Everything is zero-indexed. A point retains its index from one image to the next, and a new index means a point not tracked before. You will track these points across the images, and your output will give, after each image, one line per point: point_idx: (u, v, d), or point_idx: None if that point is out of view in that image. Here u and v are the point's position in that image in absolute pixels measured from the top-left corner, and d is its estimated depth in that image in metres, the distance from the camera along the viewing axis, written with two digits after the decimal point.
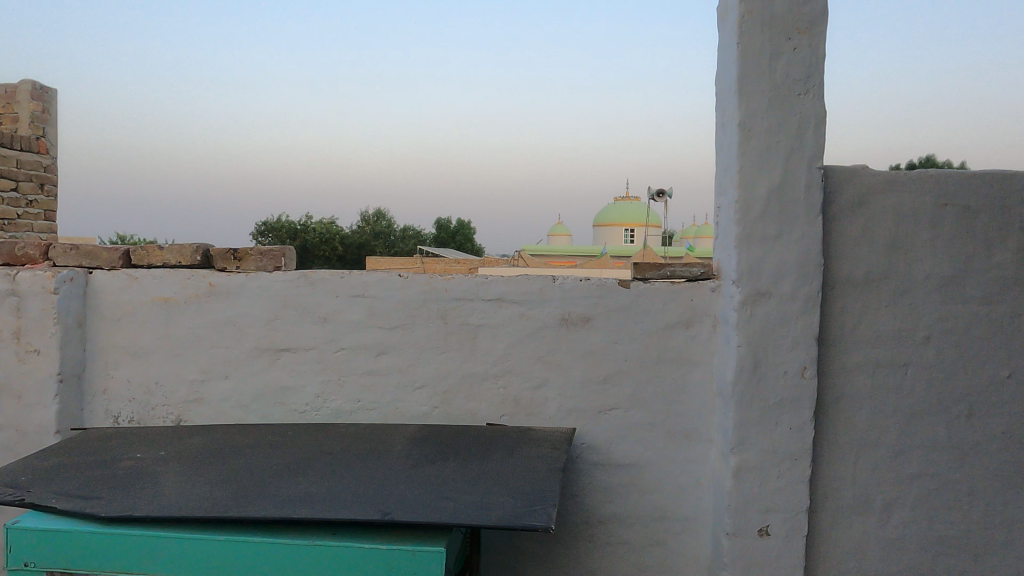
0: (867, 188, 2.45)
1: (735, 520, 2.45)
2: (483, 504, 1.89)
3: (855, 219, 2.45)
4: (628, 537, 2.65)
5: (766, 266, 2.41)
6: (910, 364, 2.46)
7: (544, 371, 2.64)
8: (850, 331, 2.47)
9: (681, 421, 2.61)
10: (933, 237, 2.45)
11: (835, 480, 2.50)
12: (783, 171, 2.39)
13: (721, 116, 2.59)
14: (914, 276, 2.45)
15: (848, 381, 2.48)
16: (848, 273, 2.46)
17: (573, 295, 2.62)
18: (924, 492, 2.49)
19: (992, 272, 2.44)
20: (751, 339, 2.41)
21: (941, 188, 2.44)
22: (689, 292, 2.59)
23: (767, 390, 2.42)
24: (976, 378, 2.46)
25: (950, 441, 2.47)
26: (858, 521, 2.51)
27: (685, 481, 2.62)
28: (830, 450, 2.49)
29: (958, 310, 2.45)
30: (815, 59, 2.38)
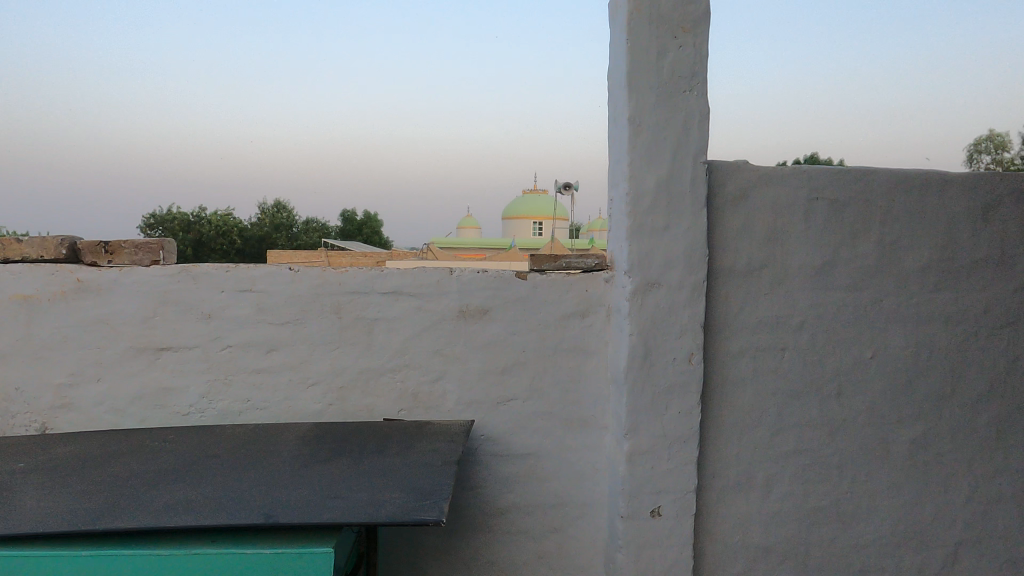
0: (747, 182, 2.58)
1: (629, 504, 2.52)
2: (373, 502, 1.85)
3: (737, 212, 2.58)
4: (527, 526, 2.68)
5: (655, 257, 2.48)
6: (787, 348, 2.63)
7: (442, 364, 2.62)
8: (734, 318, 2.59)
9: (578, 409, 2.67)
10: (806, 229, 2.61)
11: (721, 460, 2.63)
12: (670, 165, 2.48)
13: (612, 111, 2.64)
14: (790, 266, 2.61)
15: (732, 366, 2.61)
16: (731, 263, 2.58)
17: (471, 288, 2.61)
18: (799, 467, 2.66)
19: (858, 261, 2.64)
20: (642, 328, 2.48)
21: (813, 182, 2.60)
22: (584, 283, 2.65)
23: (657, 376, 2.51)
24: (844, 360, 2.65)
25: (822, 419, 2.66)
26: (741, 497, 2.65)
27: (581, 468, 2.68)
28: (716, 431, 2.62)
29: (828, 296, 2.63)
30: (699, 58, 2.47)
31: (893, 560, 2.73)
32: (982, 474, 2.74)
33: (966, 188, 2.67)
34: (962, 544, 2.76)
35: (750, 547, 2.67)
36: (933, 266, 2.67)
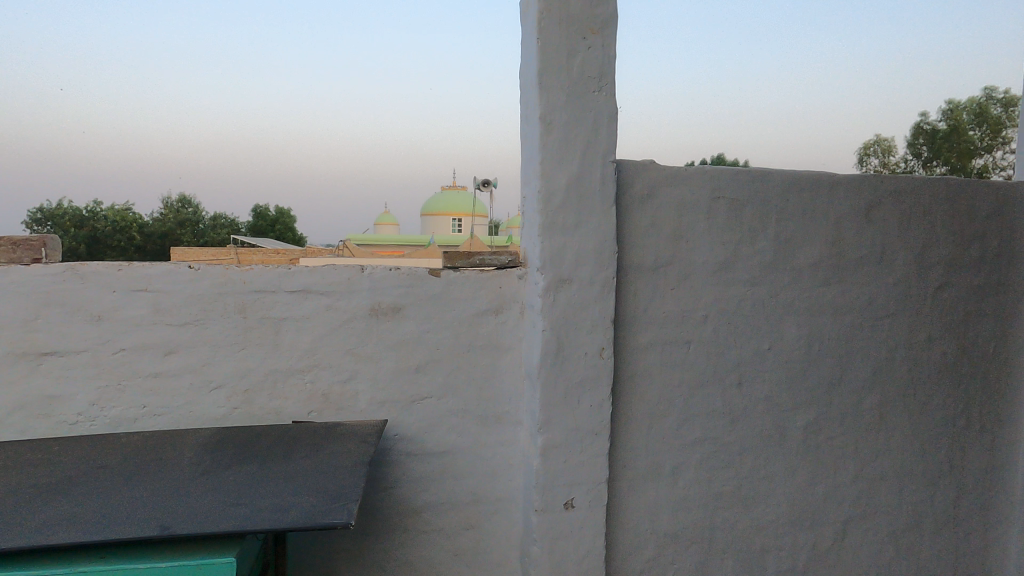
0: (653, 181, 2.66)
1: (543, 497, 2.55)
2: (278, 507, 1.79)
3: (644, 210, 2.66)
4: (442, 524, 2.67)
5: (567, 253, 2.53)
6: (692, 341, 2.74)
7: (353, 363, 2.57)
8: (642, 312, 2.68)
9: (492, 405, 2.68)
10: (709, 227, 2.73)
11: (631, 451, 2.71)
12: (580, 163, 2.52)
13: (524, 110, 2.67)
14: (694, 262, 2.72)
15: (640, 359, 2.69)
16: (639, 260, 2.66)
17: (383, 285, 2.57)
18: (704, 454, 2.78)
19: (756, 257, 2.78)
20: (554, 324, 2.52)
21: (714, 181, 2.72)
22: (497, 280, 2.66)
23: (569, 371, 2.55)
24: (744, 351, 2.79)
25: (724, 408, 2.79)
26: (650, 486, 2.75)
27: (496, 464, 2.69)
28: (625, 423, 2.70)
29: (729, 291, 2.76)
30: (607, 59, 2.53)
31: (790, 538, 2.90)
32: (867, 454, 2.95)
33: (851, 189, 2.86)
34: (851, 521, 2.96)
35: (659, 533, 2.77)
36: (824, 261, 2.85)
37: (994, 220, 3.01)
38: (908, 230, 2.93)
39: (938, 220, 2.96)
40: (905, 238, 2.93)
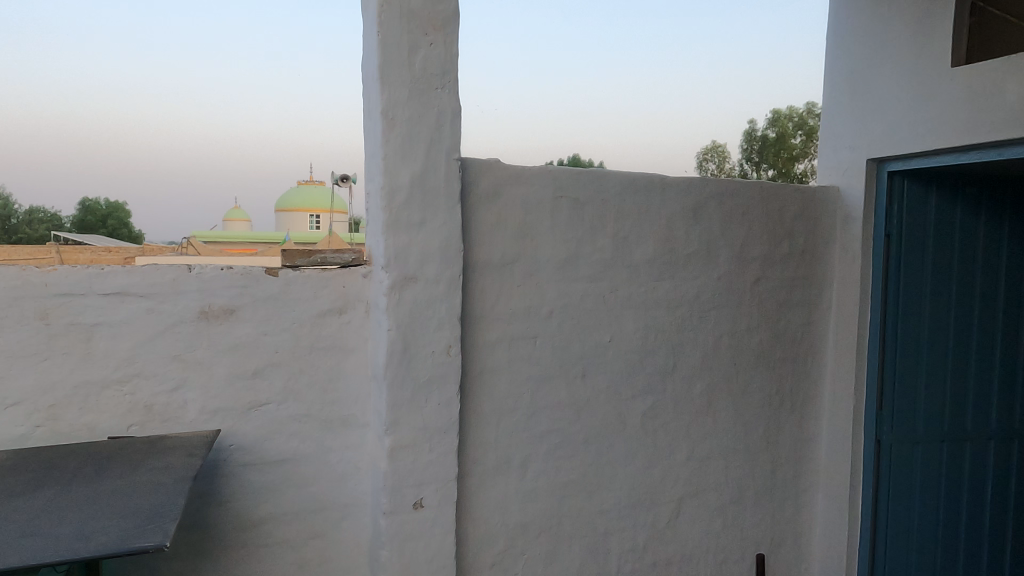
0: (498, 180, 2.70)
1: (391, 499, 2.50)
2: (82, 534, 1.62)
3: (490, 208, 2.69)
4: (285, 535, 2.55)
5: (412, 251, 2.49)
6: (538, 336, 2.81)
7: (180, 370, 2.38)
8: (488, 309, 2.71)
9: (337, 408, 2.59)
10: (552, 225, 2.81)
11: (480, 446, 2.74)
12: (424, 160, 2.50)
13: (366, 105, 2.60)
14: (538, 259, 2.79)
15: (488, 355, 2.73)
16: (485, 257, 2.69)
17: (214, 286, 2.40)
18: (551, 445, 2.87)
19: (597, 254, 2.91)
20: (400, 322, 2.48)
21: (557, 181, 2.81)
22: (340, 279, 2.57)
23: (416, 370, 2.52)
24: (587, 344, 2.91)
25: (569, 399, 2.89)
26: (500, 480, 2.79)
27: (343, 468, 2.61)
28: (474, 419, 2.72)
29: (572, 287, 2.87)
30: (450, 57, 2.52)
31: (630, 519, 3.07)
32: (698, 436, 3.19)
33: (680, 191, 3.07)
34: (684, 499, 3.19)
35: (509, 525, 2.83)
36: (657, 258, 3.04)
37: (801, 221, 3.36)
38: (730, 229, 3.20)
39: (755, 220, 3.25)
40: (727, 237, 3.19)
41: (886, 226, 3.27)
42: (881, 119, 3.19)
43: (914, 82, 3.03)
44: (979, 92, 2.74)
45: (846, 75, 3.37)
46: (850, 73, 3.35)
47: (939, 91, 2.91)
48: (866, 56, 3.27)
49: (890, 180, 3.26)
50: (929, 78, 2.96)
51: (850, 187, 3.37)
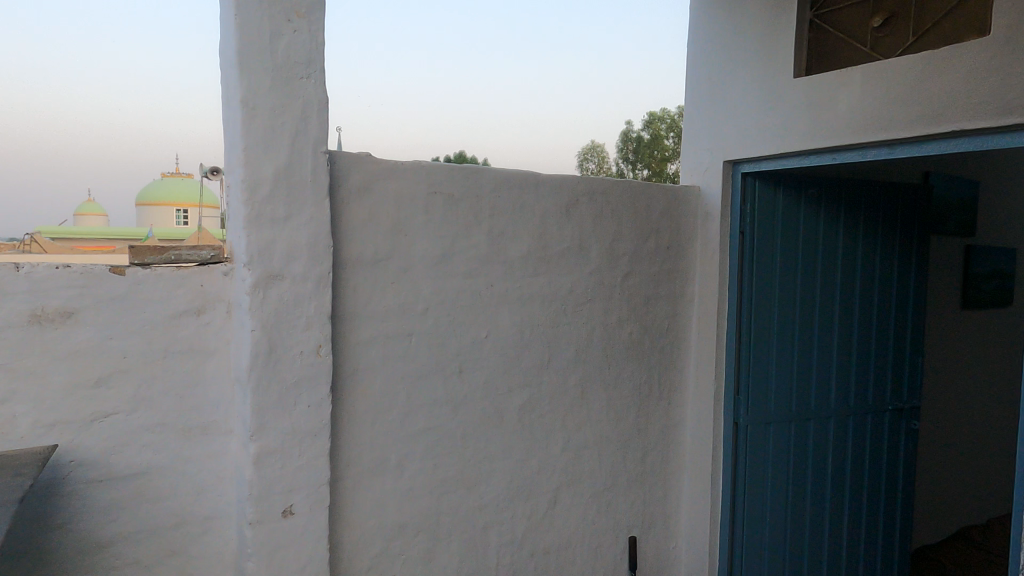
0: (369, 174, 2.63)
1: (257, 509, 2.38)
2: None
3: (361, 203, 2.62)
4: (138, 555, 2.36)
5: (277, 247, 2.38)
6: (413, 333, 2.78)
7: (8, 381, 2.13)
8: (361, 307, 2.65)
9: (197, 415, 2.43)
10: (426, 221, 2.79)
11: (355, 447, 2.67)
12: (289, 152, 2.39)
13: (224, 92, 2.44)
14: (412, 255, 2.76)
15: (361, 354, 2.66)
16: (357, 253, 2.62)
17: (47, 287, 2.17)
18: (428, 443, 2.85)
19: (472, 250, 2.91)
20: (265, 322, 2.36)
21: (430, 177, 2.78)
22: (198, 277, 2.41)
23: (283, 371, 2.41)
24: (464, 340, 2.91)
25: (446, 395, 2.88)
26: (376, 480, 2.73)
27: (204, 479, 2.45)
28: (348, 420, 2.64)
29: (447, 283, 2.86)
30: (315, 45, 2.42)
31: (508, 512, 3.11)
32: (573, 426, 3.29)
33: (553, 188, 3.14)
34: (561, 488, 3.27)
35: (386, 526, 2.77)
36: (531, 253, 3.09)
37: (666, 218, 3.54)
38: (601, 226, 3.31)
39: (624, 217, 3.39)
40: (598, 233, 3.30)
41: (740, 223, 3.51)
42: (736, 123, 3.42)
43: (764, 90, 3.27)
44: (817, 101, 3.00)
45: (706, 81, 3.59)
46: (709, 79, 3.57)
47: (784, 99, 3.15)
48: (723, 63, 3.49)
49: (743, 180, 3.50)
50: (776, 87, 3.20)
51: (709, 187, 3.59)
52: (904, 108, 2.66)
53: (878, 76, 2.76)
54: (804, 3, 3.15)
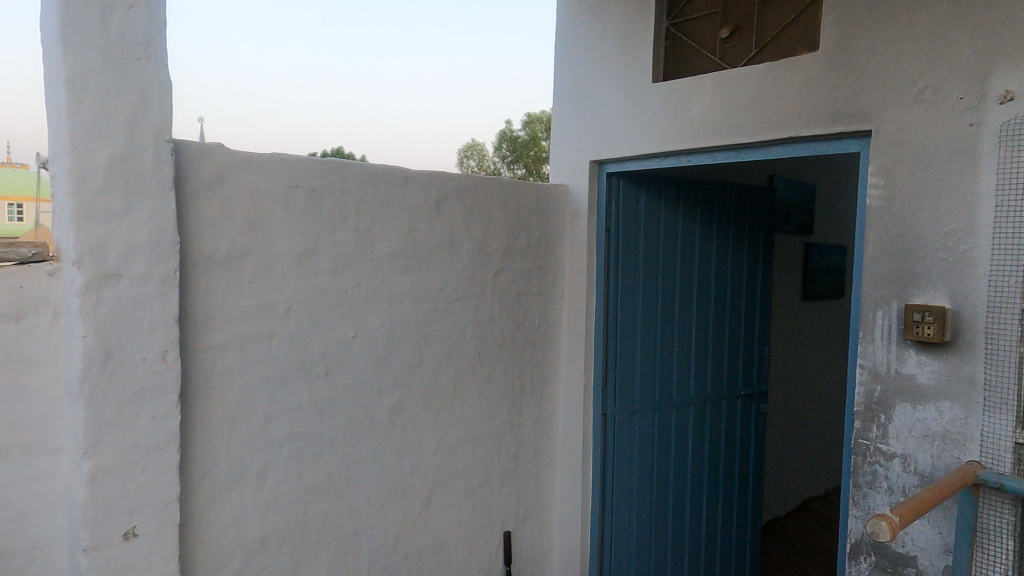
0: (221, 166, 2.46)
1: (93, 533, 2.15)
2: None
3: (212, 197, 2.44)
4: None
5: (113, 243, 2.15)
6: (274, 335, 2.63)
7: None
8: (214, 308, 2.47)
9: (18, 433, 2.16)
10: (286, 217, 2.65)
11: (210, 459, 2.48)
12: (125, 140, 2.17)
13: (46, 71, 2.18)
14: (272, 252, 2.61)
15: (215, 359, 2.48)
16: (208, 251, 2.44)
17: None
18: (292, 450, 2.71)
19: (337, 247, 2.81)
20: (99, 326, 2.13)
21: (290, 170, 2.65)
22: (17, 278, 2.14)
23: (122, 380, 2.19)
24: (330, 341, 2.80)
25: (312, 399, 2.76)
26: (234, 493, 2.56)
27: (28, 504, 2.18)
28: (201, 430, 2.45)
29: (311, 282, 2.73)
30: (155, 26, 2.22)
31: (380, 516, 3.03)
32: (446, 425, 3.26)
33: (422, 184, 3.10)
34: (435, 488, 3.24)
35: (247, 541, 2.61)
36: (400, 251, 3.03)
37: (536, 216, 3.59)
38: (471, 223, 3.31)
39: (494, 215, 3.41)
40: (468, 230, 3.30)
41: (605, 221, 3.64)
42: (600, 124, 3.54)
43: (626, 93, 3.40)
44: (673, 105, 3.16)
45: (572, 82, 3.69)
46: (575, 80, 3.66)
47: (644, 102, 3.30)
48: (588, 65, 3.60)
49: (608, 180, 3.63)
50: (637, 91, 3.34)
51: (577, 186, 3.69)
52: (748, 115, 2.85)
53: (726, 84, 2.95)
54: (660, 12, 3.31)
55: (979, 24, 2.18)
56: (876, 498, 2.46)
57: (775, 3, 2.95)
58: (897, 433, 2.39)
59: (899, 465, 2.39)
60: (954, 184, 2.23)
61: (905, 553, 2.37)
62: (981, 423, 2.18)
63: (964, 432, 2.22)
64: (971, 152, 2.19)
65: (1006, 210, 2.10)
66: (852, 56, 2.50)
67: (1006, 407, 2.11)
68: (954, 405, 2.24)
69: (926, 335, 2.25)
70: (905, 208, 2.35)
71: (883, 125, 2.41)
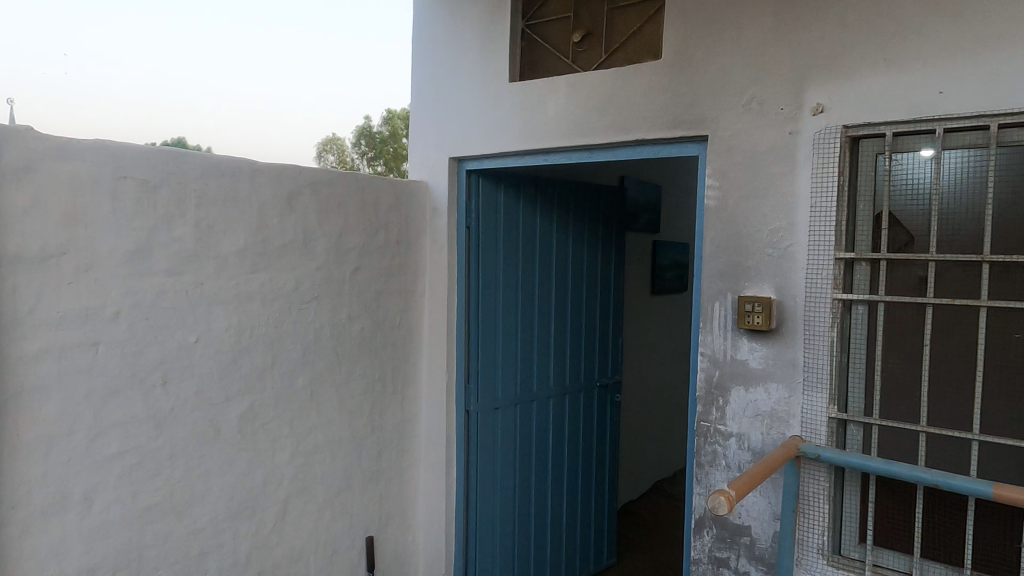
0: (32, 151, 2.16)
1: None
2: None
3: (21, 186, 2.13)
4: None
5: None
6: (100, 341, 2.36)
7: None
8: (26, 314, 2.16)
9: None
10: (114, 211, 2.38)
11: (23, 485, 2.17)
12: None
13: None
14: (97, 251, 2.34)
15: (28, 371, 2.17)
16: (17, 249, 2.13)
17: None
18: (124, 468, 2.45)
19: (175, 244, 2.57)
20: None
21: (117, 159, 2.39)
22: None
23: None
24: (168, 347, 2.57)
25: (147, 411, 2.51)
26: (54, 522, 2.26)
27: None
28: (11, 453, 2.14)
29: (144, 282, 2.48)
30: None
31: (230, 532, 2.83)
32: (302, 431, 3.11)
33: (272, 178, 2.93)
34: (291, 498, 3.07)
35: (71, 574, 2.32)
36: (248, 249, 2.84)
37: (394, 213, 3.52)
38: (326, 219, 3.18)
39: (351, 211, 3.30)
40: (324, 227, 3.16)
41: (466, 218, 3.64)
42: (459, 121, 3.54)
43: (484, 91, 3.43)
44: (530, 105, 3.22)
45: (430, 77, 3.65)
46: (433, 75, 3.63)
47: (502, 101, 3.34)
48: (445, 61, 3.58)
49: (468, 177, 3.64)
50: (494, 89, 3.38)
51: (436, 183, 3.66)
52: (599, 118, 2.98)
53: (578, 86, 3.05)
54: (516, 12, 3.38)
55: (796, 42, 2.42)
56: (716, 475, 2.67)
57: (622, 11, 3.10)
58: (733, 414, 2.61)
59: (735, 443, 2.61)
60: (777, 187, 2.46)
61: (740, 524, 2.59)
62: (801, 401, 2.42)
63: (788, 410, 2.46)
64: (790, 158, 2.43)
65: (819, 210, 2.35)
66: (690, 65, 2.68)
67: (820, 386, 2.37)
68: (780, 387, 2.48)
69: (756, 323, 2.46)
70: (737, 207, 2.57)
71: (718, 131, 2.61)
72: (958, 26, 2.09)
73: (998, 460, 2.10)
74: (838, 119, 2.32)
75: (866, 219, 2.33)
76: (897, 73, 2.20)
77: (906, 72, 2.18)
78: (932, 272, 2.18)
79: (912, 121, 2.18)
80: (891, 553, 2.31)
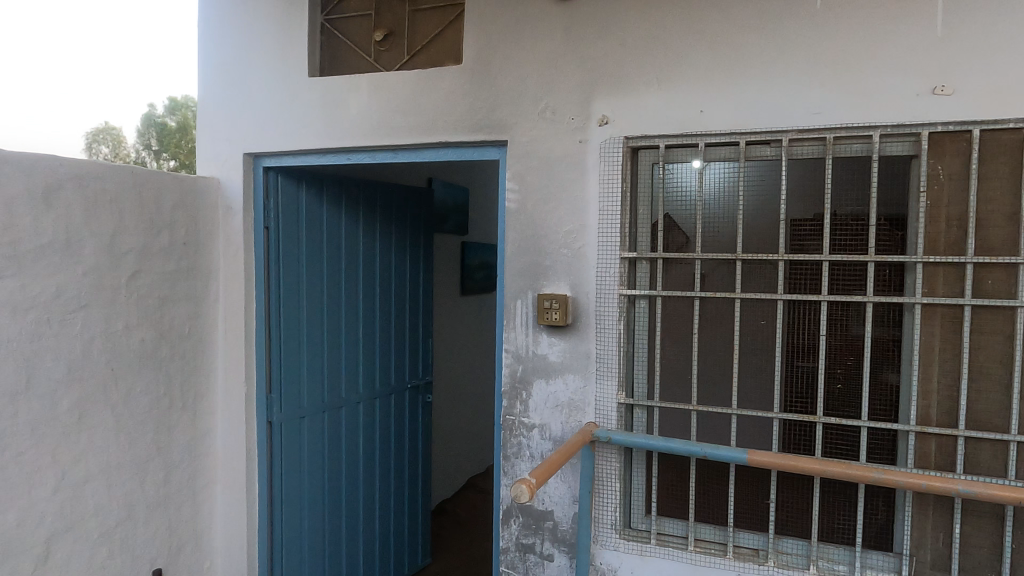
0: None
1: None
2: None
3: None
4: None
5: None
6: None
7: None
8: None
9: None
10: None
11: None
12: None
13: None
14: None
15: None
16: None
17: None
18: None
19: None
20: None
21: None
22: None
23: None
24: None
25: None
26: None
27: None
28: None
29: None
30: None
31: None
32: (69, 459, 2.72)
33: (21, 169, 2.52)
34: (55, 537, 2.67)
35: None
36: None
37: (180, 212, 3.22)
38: (96, 218, 2.81)
39: (127, 208, 2.95)
40: (92, 227, 2.79)
41: (264, 218, 3.43)
42: (254, 115, 3.32)
43: (280, 85, 3.25)
44: (331, 102, 3.12)
45: (220, 66, 3.39)
46: (222, 65, 3.38)
47: (301, 96, 3.19)
48: (237, 50, 3.35)
49: (265, 175, 3.43)
50: (292, 83, 3.22)
51: (229, 180, 3.41)
52: (402, 119, 2.97)
53: (380, 86, 3.02)
54: (314, 5, 3.26)
55: (582, 58, 2.61)
56: (521, 466, 2.79)
57: (423, 13, 3.12)
58: (535, 407, 2.74)
59: (537, 434, 2.75)
60: (570, 192, 2.63)
61: (544, 510, 2.74)
62: (595, 390, 2.62)
63: (583, 399, 2.64)
64: (580, 165, 2.62)
65: (607, 214, 2.56)
66: (489, 73, 2.78)
67: (610, 375, 2.58)
68: (576, 377, 2.65)
69: (554, 319, 2.61)
70: (535, 210, 2.70)
71: (516, 138, 2.73)
72: (713, 54, 2.40)
73: (751, 430, 2.44)
74: (620, 131, 2.55)
75: (645, 222, 2.58)
76: (667, 92, 2.47)
77: (675, 92, 2.45)
78: (698, 269, 2.48)
79: (680, 136, 2.46)
80: (672, 521, 2.58)
